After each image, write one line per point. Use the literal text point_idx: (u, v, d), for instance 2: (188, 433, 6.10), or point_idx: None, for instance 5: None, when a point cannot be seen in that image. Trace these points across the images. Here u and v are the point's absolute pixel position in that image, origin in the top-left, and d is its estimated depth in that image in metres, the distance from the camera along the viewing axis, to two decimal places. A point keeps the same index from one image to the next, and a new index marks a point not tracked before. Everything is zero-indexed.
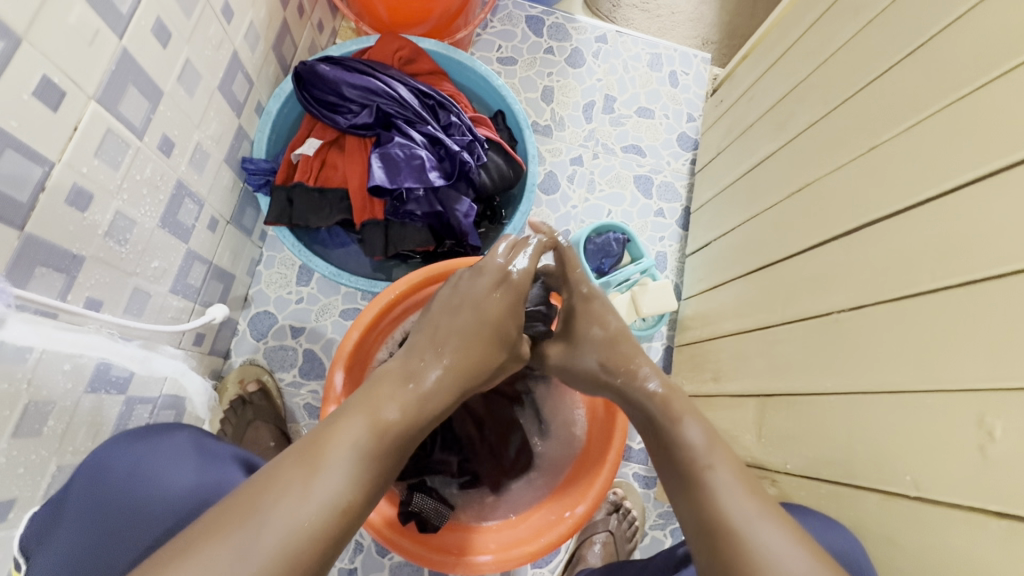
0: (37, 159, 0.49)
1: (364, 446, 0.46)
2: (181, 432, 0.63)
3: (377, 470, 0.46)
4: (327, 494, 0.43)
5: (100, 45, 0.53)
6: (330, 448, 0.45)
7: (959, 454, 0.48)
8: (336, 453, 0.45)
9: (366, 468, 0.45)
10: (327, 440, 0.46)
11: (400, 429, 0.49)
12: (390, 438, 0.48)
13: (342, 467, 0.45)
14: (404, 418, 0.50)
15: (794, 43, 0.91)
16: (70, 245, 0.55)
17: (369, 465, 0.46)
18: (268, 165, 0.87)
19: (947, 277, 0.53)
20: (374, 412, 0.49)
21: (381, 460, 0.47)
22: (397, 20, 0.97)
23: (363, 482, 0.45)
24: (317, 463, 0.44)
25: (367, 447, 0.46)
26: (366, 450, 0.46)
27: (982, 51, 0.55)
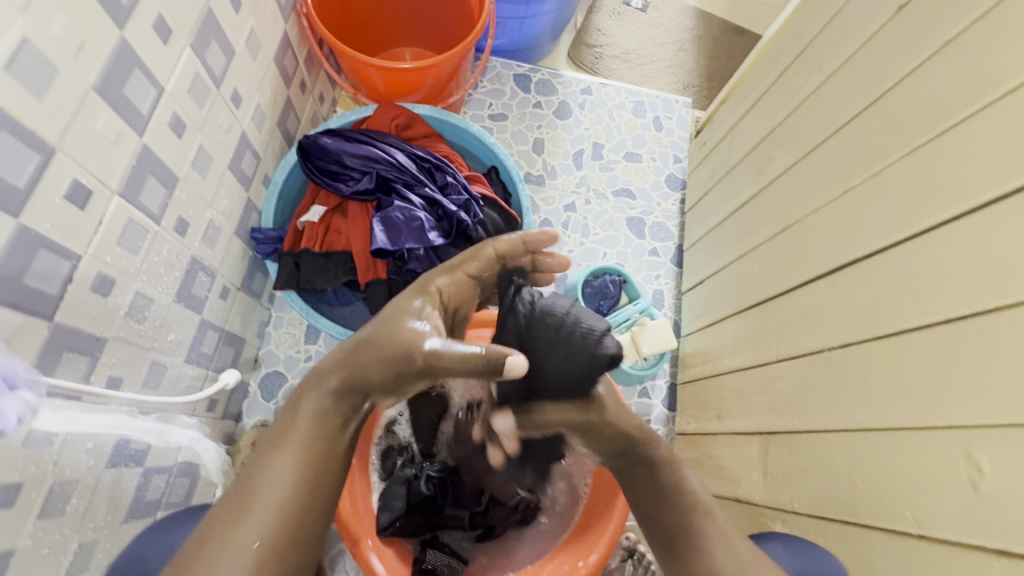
0: (67, 254, 0.53)
1: (284, 479, 0.53)
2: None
3: (290, 492, 0.52)
4: (246, 540, 0.49)
5: (123, 144, 0.58)
6: (248, 493, 0.52)
7: (955, 490, 0.49)
8: (255, 495, 0.52)
9: (276, 500, 0.51)
10: (254, 478, 0.53)
11: (313, 452, 0.55)
12: (300, 464, 0.54)
13: (259, 510, 0.51)
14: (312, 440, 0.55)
15: (767, 89, 0.97)
16: (94, 329, 0.58)
17: (291, 495, 0.53)
18: (276, 233, 0.91)
19: (927, 315, 0.55)
20: (284, 439, 0.55)
21: (300, 484, 0.53)
22: (393, 90, 1.02)
23: (280, 512, 0.51)
24: (236, 513, 0.51)
25: (278, 486, 0.52)
26: (274, 486, 0.52)
27: (935, 102, 0.59)
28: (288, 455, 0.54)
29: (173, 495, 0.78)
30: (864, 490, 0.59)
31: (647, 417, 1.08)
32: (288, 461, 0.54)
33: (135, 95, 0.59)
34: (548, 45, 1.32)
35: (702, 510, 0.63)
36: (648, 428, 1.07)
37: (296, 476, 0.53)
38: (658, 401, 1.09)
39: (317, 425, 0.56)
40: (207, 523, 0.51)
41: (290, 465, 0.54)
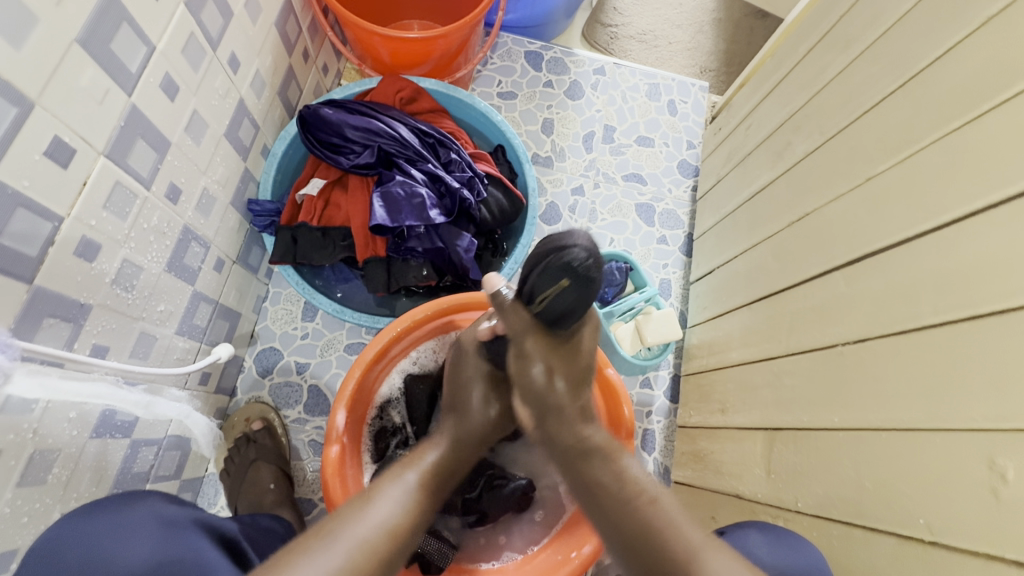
0: (48, 215, 0.51)
1: (415, 490, 0.57)
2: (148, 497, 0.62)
3: (423, 501, 0.57)
4: (380, 524, 0.52)
5: (111, 103, 0.56)
6: (378, 486, 0.56)
7: (970, 495, 0.47)
8: (385, 489, 0.56)
9: (412, 498, 0.56)
10: (382, 487, 0.56)
11: (435, 484, 0.60)
12: (430, 475, 0.60)
13: (391, 499, 0.55)
14: (439, 459, 0.62)
15: (790, 71, 0.92)
16: (78, 295, 0.57)
17: (423, 508, 0.56)
18: (273, 206, 0.89)
19: (950, 310, 0.52)
20: (416, 463, 0.60)
21: (426, 506, 0.57)
22: (398, 63, 0.98)
23: (413, 510, 0.55)
24: (369, 497, 0.55)
25: (409, 484, 0.57)
26: (410, 484, 0.57)
27: (969, 87, 0.56)
28: (421, 473, 0.59)
29: (162, 468, 0.77)
30: (876, 492, 0.56)
31: (648, 408, 1.05)
32: (424, 472, 0.59)
33: (123, 51, 0.56)
34: (562, 22, 1.28)
35: (649, 497, 0.55)
36: (648, 420, 1.05)
37: (427, 496, 0.58)
38: (660, 393, 1.06)
39: (462, 441, 0.66)
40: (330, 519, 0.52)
41: (421, 481, 0.58)
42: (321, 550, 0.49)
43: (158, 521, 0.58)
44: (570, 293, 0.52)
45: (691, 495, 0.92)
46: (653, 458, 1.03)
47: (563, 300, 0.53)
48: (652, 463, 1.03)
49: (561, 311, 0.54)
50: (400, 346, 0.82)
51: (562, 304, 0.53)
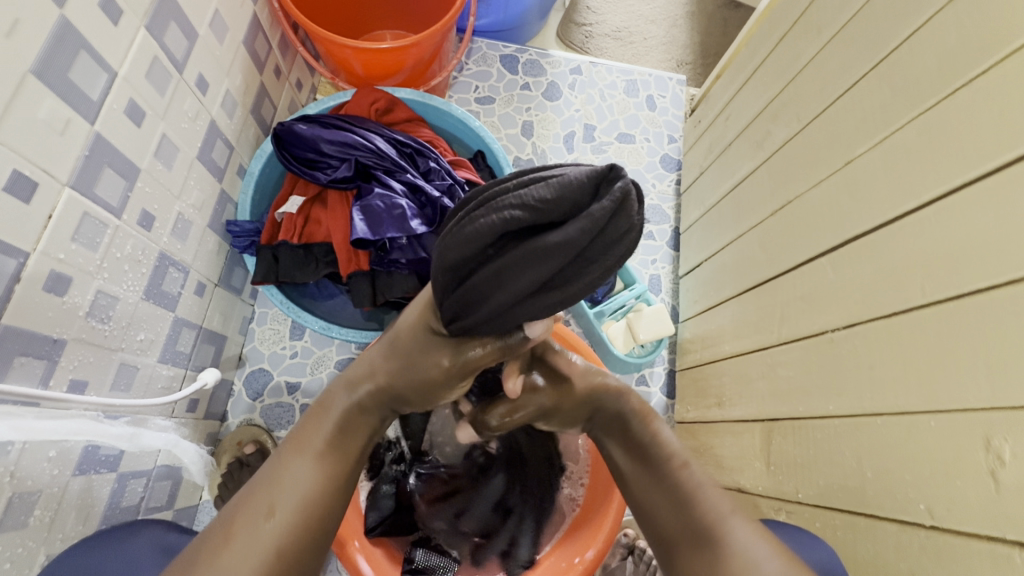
0: (12, 252, 0.50)
1: (308, 474, 0.49)
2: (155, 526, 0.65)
3: (325, 483, 0.50)
4: (266, 517, 0.46)
5: (73, 133, 0.54)
6: (270, 478, 0.49)
7: (968, 479, 0.46)
8: (279, 479, 0.49)
9: (309, 485, 0.49)
10: (269, 476, 0.50)
11: (338, 467, 0.51)
12: (326, 457, 0.51)
13: (282, 491, 0.48)
14: (333, 438, 0.53)
15: (764, 60, 0.92)
16: (51, 330, 0.55)
17: (312, 492, 0.49)
18: (253, 226, 0.87)
19: (936, 291, 0.52)
20: (306, 446, 0.51)
21: (325, 489, 0.50)
22: (372, 74, 0.97)
23: (312, 494, 0.49)
24: (261, 493, 0.48)
25: (300, 476, 0.49)
26: (303, 471, 0.50)
27: (942, 65, 0.55)
28: (313, 458, 0.51)
29: (153, 499, 0.76)
30: (873, 479, 0.56)
31: None
32: (317, 456, 0.51)
33: (83, 80, 0.55)
34: (536, 24, 1.27)
35: (681, 463, 0.56)
36: None
37: (320, 478, 0.50)
38: (657, 389, 1.06)
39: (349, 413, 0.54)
40: (220, 521, 0.47)
41: (311, 463, 0.50)
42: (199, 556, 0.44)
43: (158, 548, 0.62)
44: (494, 211, 0.38)
45: None
46: None
47: (485, 216, 0.39)
48: None
49: (463, 246, 0.39)
50: None
51: (484, 221, 0.38)
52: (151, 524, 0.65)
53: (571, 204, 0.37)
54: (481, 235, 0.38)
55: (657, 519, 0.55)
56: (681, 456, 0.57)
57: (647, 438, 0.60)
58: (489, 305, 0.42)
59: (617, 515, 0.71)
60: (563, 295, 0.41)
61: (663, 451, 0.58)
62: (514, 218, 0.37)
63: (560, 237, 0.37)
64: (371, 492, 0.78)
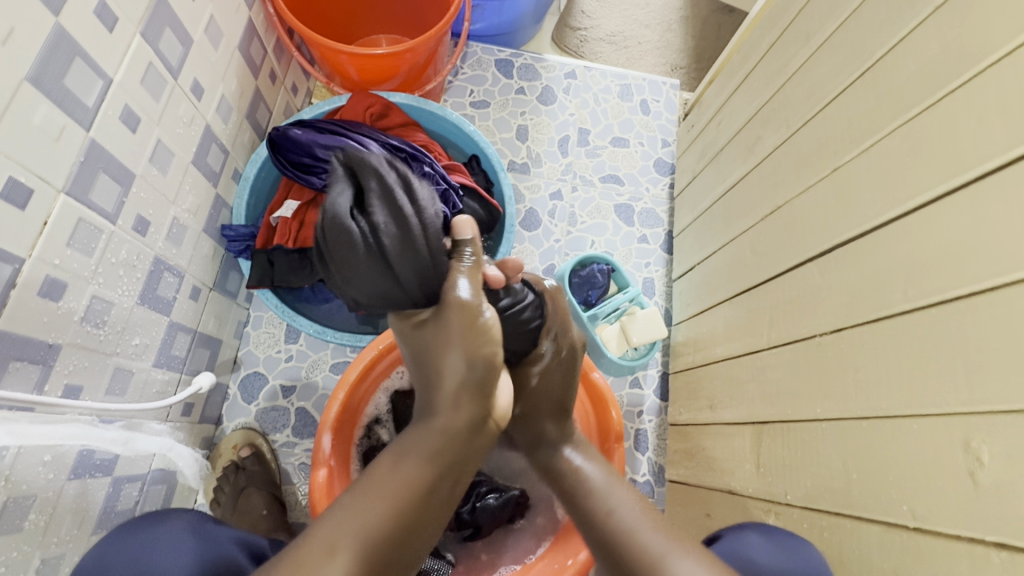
0: (7, 258, 0.50)
1: (380, 515, 0.50)
2: (178, 516, 0.62)
3: (397, 524, 0.51)
4: (332, 552, 0.47)
5: (68, 139, 0.55)
6: (344, 513, 0.51)
7: (949, 481, 0.47)
8: (352, 515, 0.50)
9: (378, 525, 0.50)
10: (344, 511, 0.51)
11: (416, 511, 0.52)
12: (404, 496, 0.52)
13: (351, 528, 0.49)
14: (412, 474, 0.53)
15: (755, 65, 0.93)
16: (45, 336, 0.56)
17: (382, 534, 0.49)
18: (248, 230, 0.89)
19: (919, 297, 0.53)
20: (388, 484, 0.53)
21: (394, 529, 0.50)
22: (367, 79, 0.98)
23: (381, 535, 0.49)
24: (332, 532, 0.49)
25: (374, 517, 0.50)
26: (381, 511, 0.51)
27: (926, 74, 0.56)
28: (391, 497, 0.52)
29: (148, 503, 0.76)
30: (860, 481, 0.56)
31: (639, 408, 1.05)
32: (399, 498, 0.52)
33: (78, 87, 0.55)
34: (530, 29, 1.28)
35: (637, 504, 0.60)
36: (640, 419, 1.05)
37: (392, 518, 0.51)
38: (650, 392, 1.06)
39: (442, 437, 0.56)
40: (295, 545, 0.49)
41: (389, 504, 0.51)
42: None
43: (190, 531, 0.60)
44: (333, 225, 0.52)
45: (686, 494, 0.92)
46: (646, 458, 1.03)
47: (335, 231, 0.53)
48: (646, 463, 1.02)
49: (360, 261, 0.53)
50: (384, 363, 0.81)
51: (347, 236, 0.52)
52: (182, 508, 0.64)
53: (339, 175, 0.53)
54: (360, 251, 0.53)
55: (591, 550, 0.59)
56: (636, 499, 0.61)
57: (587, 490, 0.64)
58: (402, 286, 0.58)
59: None
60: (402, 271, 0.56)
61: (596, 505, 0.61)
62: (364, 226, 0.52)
63: (383, 207, 0.53)
64: None
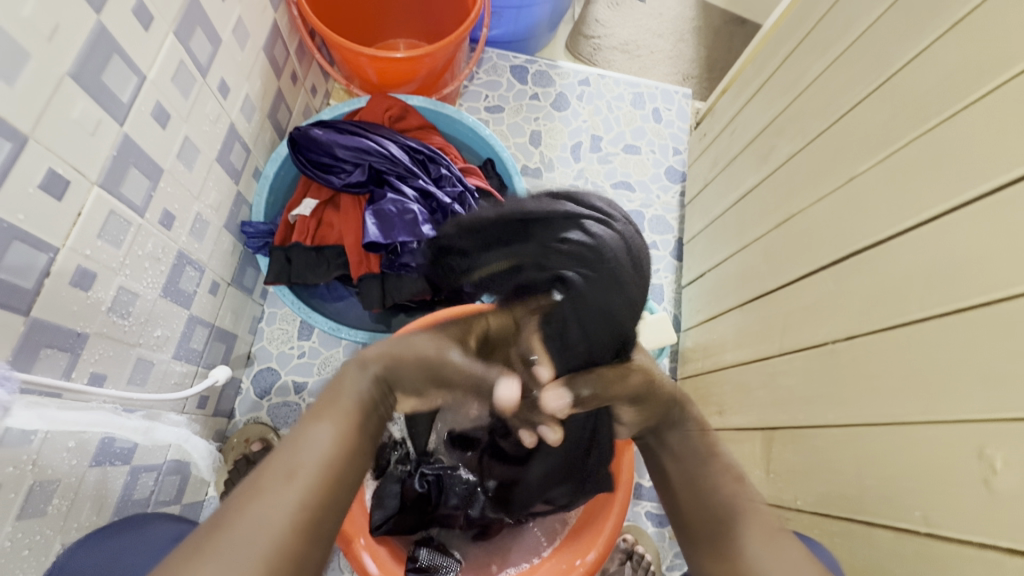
0: (43, 247, 0.51)
1: (332, 436, 0.48)
2: (160, 519, 0.65)
3: (353, 442, 0.49)
4: (291, 486, 0.44)
5: (103, 133, 0.56)
6: (296, 442, 0.47)
7: (962, 487, 0.48)
8: (305, 442, 0.47)
9: (337, 445, 0.48)
10: (292, 443, 0.47)
11: (365, 424, 0.51)
12: (350, 419, 0.50)
13: (308, 455, 0.46)
14: (354, 396, 0.52)
15: (771, 76, 0.94)
16: (74, 324, 0.57)
17: (338, 455, 0.47)
18: (266, 227, 0.89)
19: (934, 305, 0.54)
20: (327, 412, 0.50)
21: (353, 448, 0.49)
22: (386, 82, 1.00)
23: (338, 455, 0.47)
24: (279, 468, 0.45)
25: (329, 436, 0.48)
26: (330, 431, 0.48)
27: (943, 88, 0.58)
28: (336, 420, 0.49)
29: (162, 493, 0.77)
30: (872, 487, 0.57)
31: None
32: (342, 417, 0.50)
33: (114, 83, 0.57)
34: (546, 36, 1.30)
35: (730, 483, 0.56)
36: None
37: (347, 438, 0.49)
38: None
39: (374, 377, 0.54)
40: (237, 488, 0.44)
41: (337, 426, 0.49)
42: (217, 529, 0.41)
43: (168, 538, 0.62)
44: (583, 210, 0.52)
45: None
46: None
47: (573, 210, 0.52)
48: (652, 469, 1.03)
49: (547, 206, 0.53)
50: None
51: (578, 208, 0.53)
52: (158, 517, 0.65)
53: (592, 258, 0.51)
54: (557, 210, 0.52)
55: (691, 511, 0.56)
56: (736, 472, 0.57)
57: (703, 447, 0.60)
58: (512, 245, 0.54)
59: (619, 519, 0.74)
60: (528, 276, 0.53)
61: (712, 471, 0.57)
62: (576, 222, 0.51)
63: (570, 249, 0.51)
64: (377, 491, 0.80)
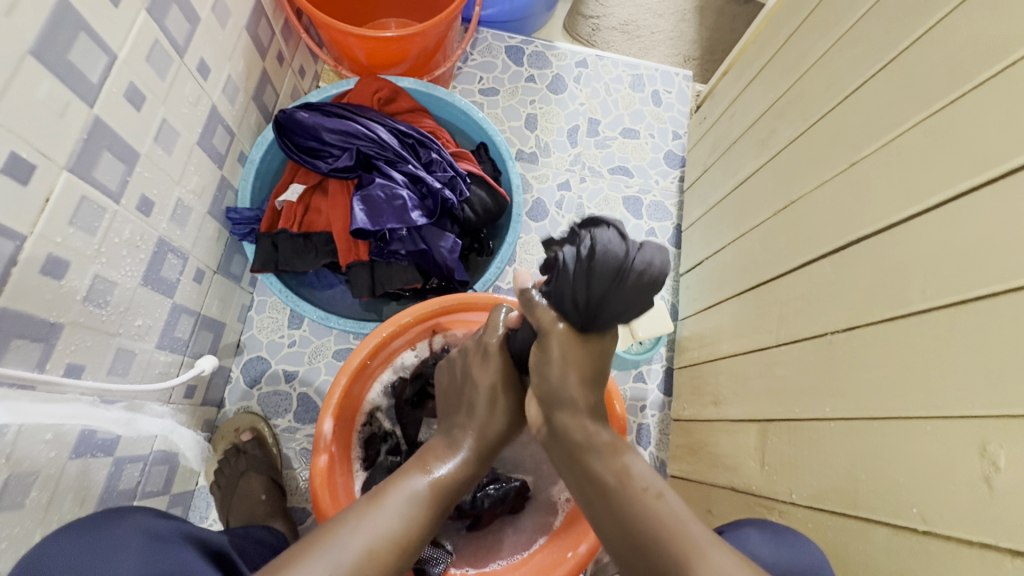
0: (10, 235, 0.50)
1: (430, 505, 0.58)
2: (139, 513, 0.58)
3: (432, 521, 0.57)
4: (389, 536, 0.53)
5: (72, 115, 0.54)
6: (401, 493, 0.57)
7: (959, 485, 0.46)
8: (408, 499, 0.57)
9: (425, 515, 0.57)
10: (396, 494, 0.57)
11: (442, 505, 0.59)
12: (439, 490, 0.60)
13: (405, 512, 0.56)
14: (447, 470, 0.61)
15: (773, 57, 0.91)
16: (48, 314, 0.55)
17: (404, 537, 0.54)
18: (253, 213, 0.87)
19: (937, 295, 0.51)
20: (432, 477, 0.60)
21: (430, 528, 0.57)
22: (375, 63, 0.96)
23: (422, 525, 0.56)
24: (390, 505, 0.56)
25: (423, 502, 0.58)
26: (425, 497, 0.58)
27: (951, 67, 0.55)
28: (407, 497, 0.56)
29: (149, 484, 0.76)
30: (868, 483, 0.55)
31: (642, 402, 1.05)
32: (438, 486, 0.60)
33: (83, 62, 0.54)
34: (542, 15, 1.26)
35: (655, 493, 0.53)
36: (643, 414, 1.04)
37: (435, 515, 0.58)
38: (654, 386, 1.06)
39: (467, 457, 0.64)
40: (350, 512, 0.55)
41: (429, 494, 0.58)
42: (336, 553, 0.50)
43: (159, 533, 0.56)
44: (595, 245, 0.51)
45: (687, 489, 0.92)
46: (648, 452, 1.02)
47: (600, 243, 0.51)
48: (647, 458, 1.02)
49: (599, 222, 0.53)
50: (385, 352, 0.81)
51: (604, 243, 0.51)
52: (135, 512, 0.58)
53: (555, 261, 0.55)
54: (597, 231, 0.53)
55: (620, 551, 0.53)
56: (657, 486, 0.54)
57: (612, 477, 0.55)
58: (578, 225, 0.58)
59: None
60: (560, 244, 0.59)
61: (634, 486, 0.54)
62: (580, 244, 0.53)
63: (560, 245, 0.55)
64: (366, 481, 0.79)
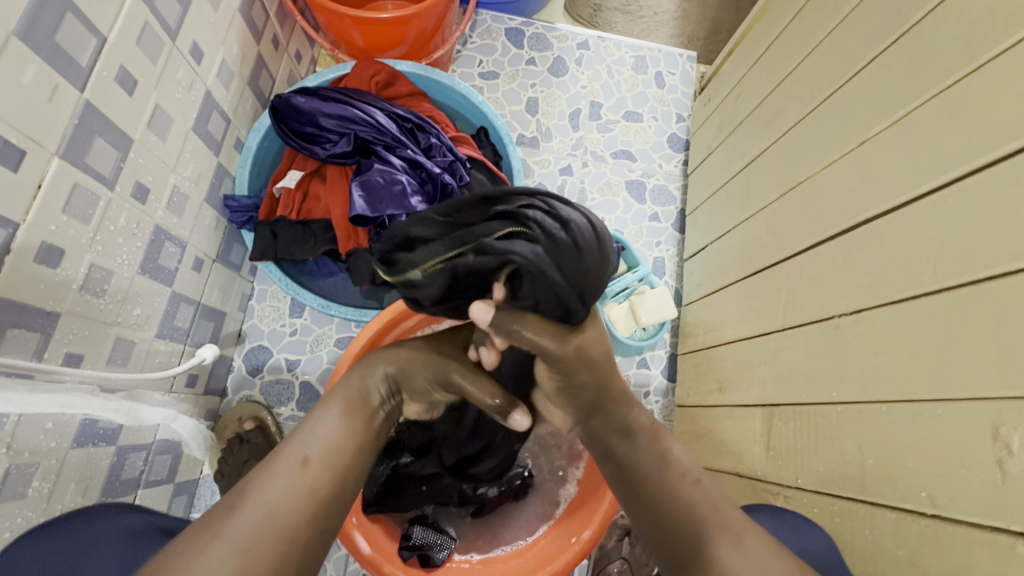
0: (3, 222, 0.49)
1: (334, 421, 0.57)
2: (102, 512, 0.58)
3: (347, 444, 0.56)
4: (293, 460, 0.53)
5: (61, 99, 0.53)
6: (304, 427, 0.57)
7: (970, 469, 0.45)
8: (309, 429, 0.56)
9: (332, 437, 0.56)
10: (301, 428, 0.57)
11: (359, 423, 0.59)
12: (347, 412, 0.59)
13: (311, 435, 0.55)
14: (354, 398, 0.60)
15: (780, 35, 0.88)
16: (44, 303, 0.55)
17: (341, 442, 0.56)
18: (251, 201, 0.86)
19: (949, 277, 0.50)
20: (333, 403, 0.60)
21: (347, 442, 0.56)
22: (372, 46, 0.94)
23: (333, 446, 0.55)
24: (295, 435, 0.56)
25: (332, 424, 0.57)
26: (330, 422, 0.57)
27: (966, 40, 0.53)
28: (339, 410, 0.59)
29: (153, 473, 0.77)
30: (876, 468, 0.55)
31: (646, 388, 1.04)
32: (345, 408, 0.59)
33: (70, 44, 0.53)
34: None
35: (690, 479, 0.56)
36: (647, 400, 1.04)
37: (345, 431, 0.57)
38: (657, 372, 1.05)
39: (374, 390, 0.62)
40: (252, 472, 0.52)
41: (340, 415, 0.58)
42: (235, 498, 0.49)
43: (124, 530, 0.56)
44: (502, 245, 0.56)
45: None
46: None
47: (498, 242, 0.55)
48: None
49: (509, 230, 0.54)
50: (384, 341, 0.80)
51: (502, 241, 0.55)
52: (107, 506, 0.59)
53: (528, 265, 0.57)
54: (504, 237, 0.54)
55: (646, 521, 0.55)
56: (692, 473, 0.56)
57: (652, 460, 0.57)
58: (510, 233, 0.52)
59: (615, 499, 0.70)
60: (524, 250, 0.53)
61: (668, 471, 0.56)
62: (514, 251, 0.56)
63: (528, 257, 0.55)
64: None
